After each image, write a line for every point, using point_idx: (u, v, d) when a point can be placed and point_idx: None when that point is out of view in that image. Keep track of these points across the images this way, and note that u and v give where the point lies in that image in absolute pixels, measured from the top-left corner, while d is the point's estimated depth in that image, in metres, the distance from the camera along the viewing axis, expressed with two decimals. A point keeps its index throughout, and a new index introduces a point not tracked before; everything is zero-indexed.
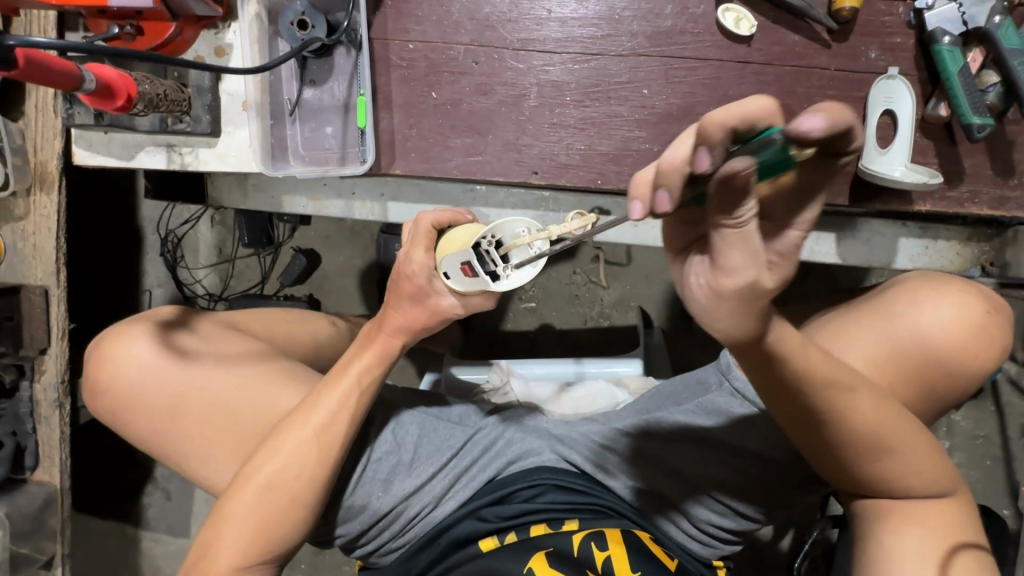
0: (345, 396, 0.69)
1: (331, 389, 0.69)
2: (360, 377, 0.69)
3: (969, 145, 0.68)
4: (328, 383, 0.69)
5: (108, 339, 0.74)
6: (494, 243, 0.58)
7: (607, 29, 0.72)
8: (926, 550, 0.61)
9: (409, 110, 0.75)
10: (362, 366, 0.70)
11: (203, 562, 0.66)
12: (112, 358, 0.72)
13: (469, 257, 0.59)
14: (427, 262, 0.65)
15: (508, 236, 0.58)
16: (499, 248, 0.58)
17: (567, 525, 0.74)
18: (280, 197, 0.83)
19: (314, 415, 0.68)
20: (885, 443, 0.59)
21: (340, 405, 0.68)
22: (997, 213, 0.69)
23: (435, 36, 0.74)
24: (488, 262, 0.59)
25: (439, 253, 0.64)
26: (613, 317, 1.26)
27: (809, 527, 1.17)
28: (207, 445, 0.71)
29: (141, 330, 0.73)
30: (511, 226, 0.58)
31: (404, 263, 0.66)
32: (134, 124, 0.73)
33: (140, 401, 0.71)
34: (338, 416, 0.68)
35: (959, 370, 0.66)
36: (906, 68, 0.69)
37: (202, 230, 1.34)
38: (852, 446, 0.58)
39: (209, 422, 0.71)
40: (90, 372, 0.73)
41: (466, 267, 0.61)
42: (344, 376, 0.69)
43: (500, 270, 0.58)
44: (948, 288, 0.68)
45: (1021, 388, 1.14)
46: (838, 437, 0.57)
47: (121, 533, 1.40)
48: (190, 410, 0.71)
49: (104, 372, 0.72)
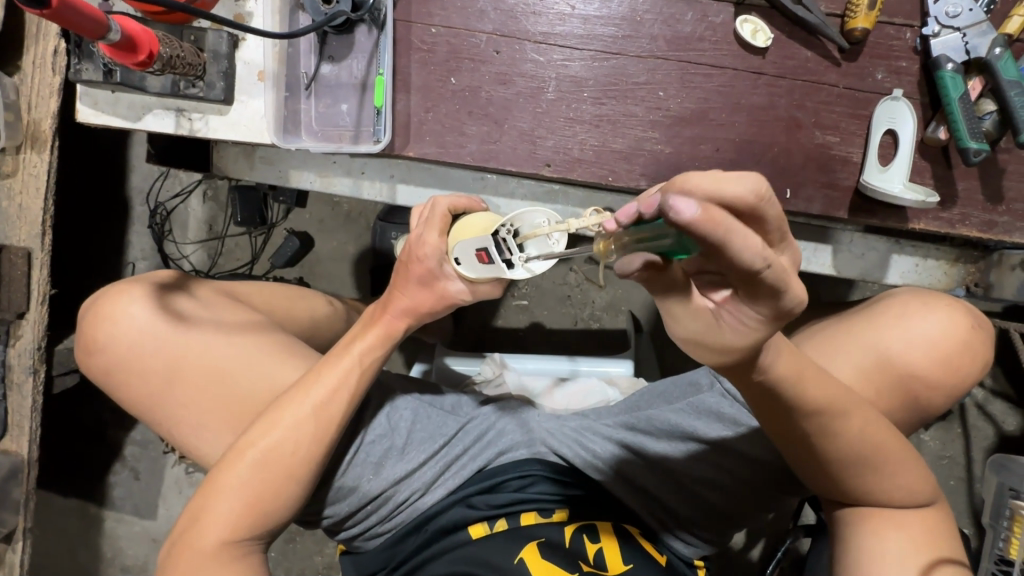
0: (346, 375, 0.68)
1: (332, 366, 0.68)
2: (362, 356, 0.69)
3: (963, 169, 0.72)
4: (329, 361, 0.69)
5: (104, 299, 0.72)
6: (512, 232, 0.59)
7: (628, 30, 0.73)
8: (909, 556, 0.63)
9: (427, 93, 0.75)
10: (364, 346, 0.69)
11: (191, 533, 0.65)
12: (107, 319, 0.70)
13: (487, 244, 0.59)
14: (439, 245, 0.65)
15: (526, 226, 0.58)
16: (516, 237, 0.59)
17: (557, 515, 0.75)
18: (287, 170, 0.82)
19: (314, 392, 0.67)
20: (871, 450, 0.60)
21: (340, 384, 0.67)
22: (985, 236, 0.72)
23: (458, 22, 0.74)
24: (505, 250, 0.59)
25: (452, 238, 0.64)
26: (604, 320, 1.27)
27: (779, 537, 1.20)
28: (201, 414, 0.70)
29: (138, 292, 0.71)
30: (530, 218, 0.58)
31: (416, 245, 0.66)
32: (144, 84, 0.72)
33: (134, 363, 0.70)
34: (338, 394, 0.67)
35: (943, 383, 0.69)
36: (909, 91, 0.72)
37: (193, 205, 1.29)
38: (839, 449, 0.60)
39: (204, 391, 0.70)
40: (83, 331, 0.72)
41: (482, 254, 0.61)
42: (346, 354, 0.69)
43: (516, 259, 0.59)
44: (936, 303, 0.71)
45: (986, 412, 1.20)
46: (825, 445, 0.59)
47: (83, 511, 1.35)
48: (186, 375, 0.70)
49: (99, 331, 0.70)
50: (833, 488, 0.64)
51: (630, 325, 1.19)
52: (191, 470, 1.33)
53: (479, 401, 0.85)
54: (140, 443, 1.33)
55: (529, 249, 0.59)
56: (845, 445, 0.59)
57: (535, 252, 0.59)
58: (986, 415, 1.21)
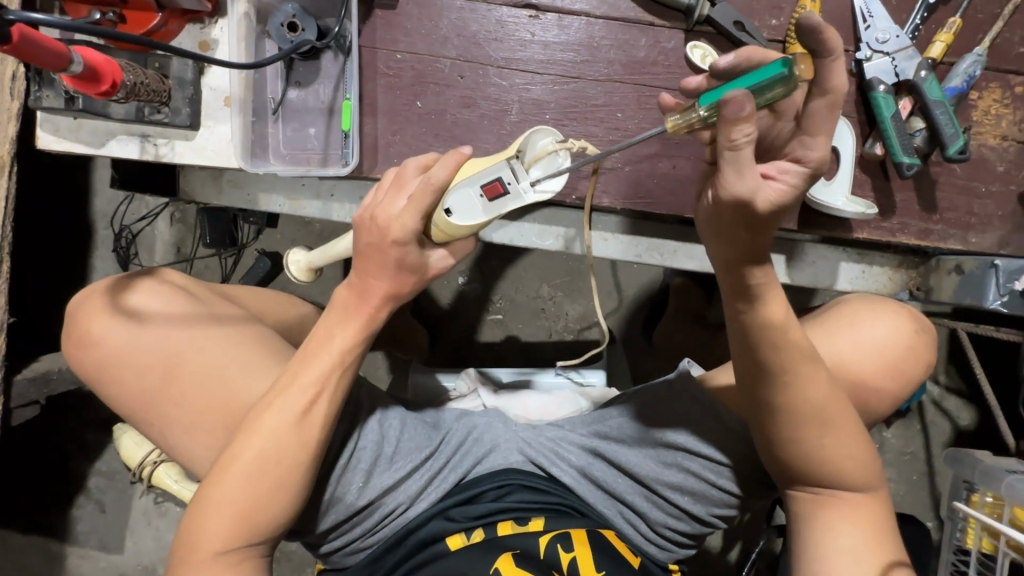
0: (327, 371, 0.65)
1: (312, 363, 0.65)
2: (342, 354, 0.66)
3: (899, 182, 0.77)
4: (307, 359, 0.65)
5: (102, 291, 0.74)
6: (519, 158, 0.63)
7: (585, 55, 0.77)
8: (860, 550, 0.64)
9: (393, 117, 0.77)
10: (344, 340, 0.66)
11: (185, 543, 0.63)
12: (108, 310, 0.72)
13: (498, 172, 0.62)
14: (415, 225, 0.61)
15: (529, 151, 0.63)
16: (523, 163, 0.63)
17: (533, 523, 0.75)
18: (256, 194, 0.83)
19: (295, 391, 0.64)
20: (829, 414, 0.62)
21: (323, 382, 0.65)
22: (923, 243, 0.77)
23: (423, 48, 0.76)
24: (513, 177, 0.62)
25: (451, 187, 0.61)
26: (577, 332, 1.29)
27: (754, 538, 1.24)
28: (195, 415, 0.69)
29: (139, 288, 0.74)
30: (533, 140, 0.63)
31: (390, 221, 0.61)
32: (108, 111, 0.71)
33: (131, 357, 0.69)
34: (322, 395, 0.65)
35: (887, 383, 0.73)
36: (849, 111, 0.77)
37: (160, 228, 1.28)
38: (800, 414, 0.62)
39: (200, 390, 0.69)
40: (75, 326, 0.72)
41: (493, 185, 0.62)
42: (325, 351, 0.65)
43: (525, 185, 0.62)
44: (885, 309, 0.75)
45: (942, 409, 1.26)
46: (785, 421, 0.63)
47: (44, 549, 1.30)
48: (183, 372, 0.69)
49: (96, 322, 0.71)
50: (785, 476, 0.68)
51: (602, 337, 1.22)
52: (160, 499, 1.29)
53: (458, 413, 0.86)
54: (105, 474, 1.29)
55: (535, 175, 0.63)
56: (809, 410, 0.62)
57: (542, 174, 0.63)
58: (941, 411, 1.27)
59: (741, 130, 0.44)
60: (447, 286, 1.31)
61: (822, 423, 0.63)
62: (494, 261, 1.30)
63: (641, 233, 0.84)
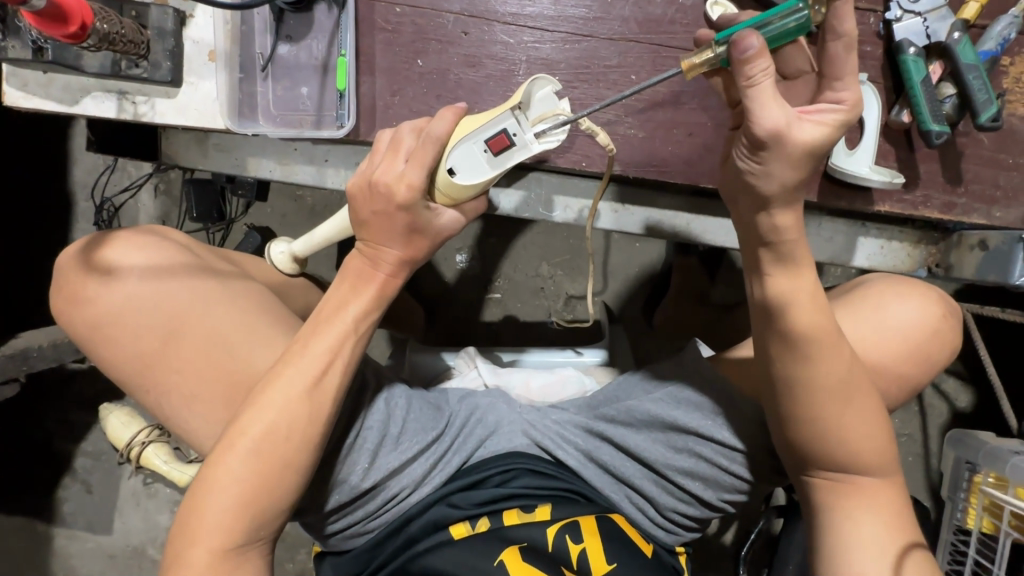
0: (339, 343, 0.61)
1: (322, 333, 0.61)
2: (356, 324, 0.62)
3: (924, 152, 0.73)
4: (318, 329, 0.62)
5: (101, 245, 0.69)
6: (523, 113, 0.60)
7: (598, 12, 0.72)
8: (878, 535, 0.62)
9: (392, 76, 0.71)
10: (359, 310, 0.63)
11: (181, 526, 0.59)
12: (106, 263, 0.67)
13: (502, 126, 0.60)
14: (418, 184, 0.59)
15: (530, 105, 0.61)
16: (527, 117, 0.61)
17: (540, 512, 0.72)
18: (244, 158, 0.78)
19: (304, 364, 0.60)
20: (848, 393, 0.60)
21: (335, 354, 0.61)
22: (946, 217, 0.74)
23: (424, 2, 0.71)
24: (517, 131, 0.60)
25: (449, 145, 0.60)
26: (576, 311, 1.26)
27: (753, 518, 1.23)
28: (196, 383, 0.65)
29: (142, 242, 0.69)
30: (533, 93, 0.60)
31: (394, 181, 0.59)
32: (80, 63, 0.65)
33: (128, 320, 0.65)
34: (334, 366, 0.61)
35: (905, 366, 0.70)
36: (874, 76, 0.73)
37: (144, 200, 1.20)
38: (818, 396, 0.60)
39: (202, 357, 0.65)
40: (68, 280, 0.67)
41: (499, 139, 0.60)
42: (338, 320, 0.62)
43: (530, 140, 0.61)
44: (911, 290, 0.72)
45: (940, 391, 1.25)
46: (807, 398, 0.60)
47: (30, 529, 1.26)
48: (184, 338, 0.65)
49: (90, 281, 0.66)
50: (799, 460, 0.65)
51: (603, 316, 1.19)
52: (149, 481, 1.26)
53: (460, 394, 0.83)
54: (91, 455, 1.25)
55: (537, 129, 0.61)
56: (830, 391, 0.60)
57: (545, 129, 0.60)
58: (940, 393, 1.26)
59: (757, 65, 0.47)
60: (445, 262, 1.27)
61: (841, 403, 0.61)
62: (492, 238, 1.26)
63: (651, 204, 0.80)
